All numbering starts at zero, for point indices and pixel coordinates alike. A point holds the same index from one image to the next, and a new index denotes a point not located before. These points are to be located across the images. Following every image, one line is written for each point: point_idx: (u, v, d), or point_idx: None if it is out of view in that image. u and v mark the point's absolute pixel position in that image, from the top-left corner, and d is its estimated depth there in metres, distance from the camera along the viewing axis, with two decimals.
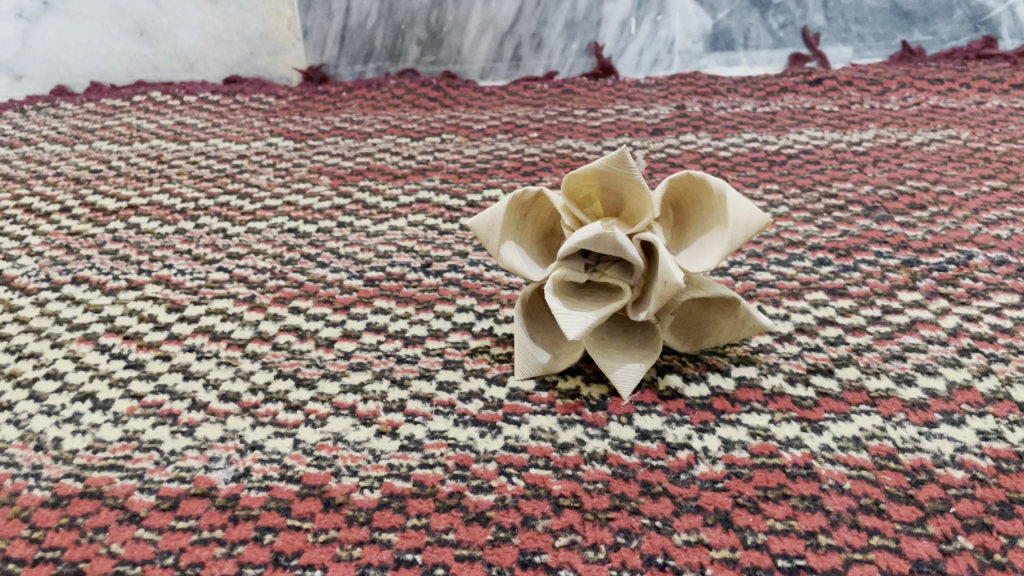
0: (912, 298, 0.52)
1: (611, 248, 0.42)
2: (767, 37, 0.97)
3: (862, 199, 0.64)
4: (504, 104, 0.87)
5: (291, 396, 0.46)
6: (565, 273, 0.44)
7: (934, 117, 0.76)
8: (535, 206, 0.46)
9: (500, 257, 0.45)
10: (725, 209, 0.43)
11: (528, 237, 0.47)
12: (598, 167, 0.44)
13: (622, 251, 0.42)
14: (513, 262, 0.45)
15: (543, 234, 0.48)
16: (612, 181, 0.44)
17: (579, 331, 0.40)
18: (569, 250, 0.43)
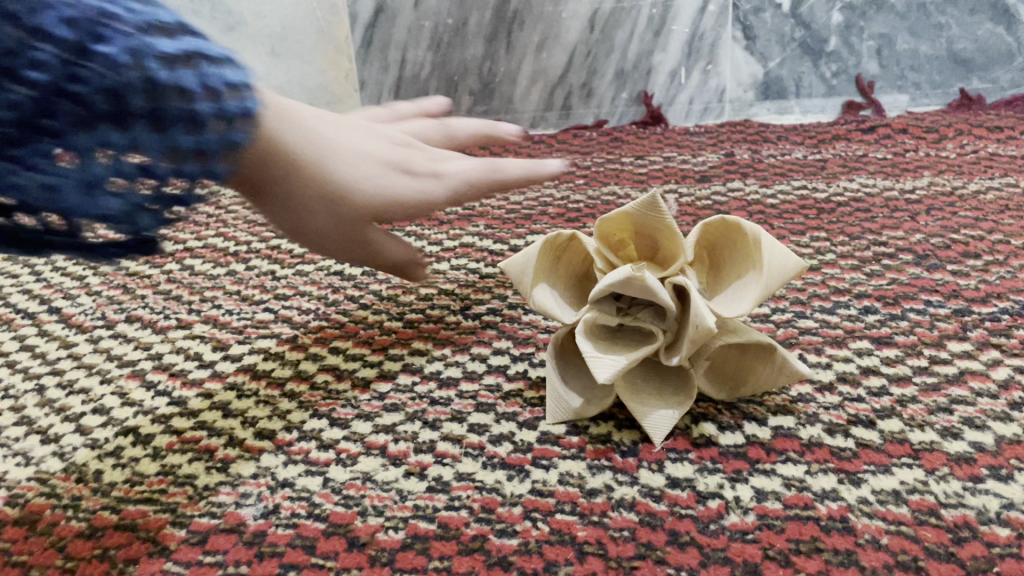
0: (963, 349, 0.50)
1: (642, 291, 0.42)
2: (820, 86, 0.98)
3: (914, 247, 0.62)
4: (552, 152, 0.88)
5: (324, 435, 0.47)
6: (597, 315, 0.44)
7: (991, 165, 0.74)
8: (569, 249, 0.47)
9: (533, 299, 0.45)
10: (760, 253, 0.42)
11: (562, 280, 0.47)
12: (630, 210, 0.44)
13: (653, 295, 0.42)
14: (545, 304, 0.45)
15: (575, 277, 0.48)
16: (645, 223, 0.44)
17: (610, 374, 0.40)
18: (600, 294, 0.43)
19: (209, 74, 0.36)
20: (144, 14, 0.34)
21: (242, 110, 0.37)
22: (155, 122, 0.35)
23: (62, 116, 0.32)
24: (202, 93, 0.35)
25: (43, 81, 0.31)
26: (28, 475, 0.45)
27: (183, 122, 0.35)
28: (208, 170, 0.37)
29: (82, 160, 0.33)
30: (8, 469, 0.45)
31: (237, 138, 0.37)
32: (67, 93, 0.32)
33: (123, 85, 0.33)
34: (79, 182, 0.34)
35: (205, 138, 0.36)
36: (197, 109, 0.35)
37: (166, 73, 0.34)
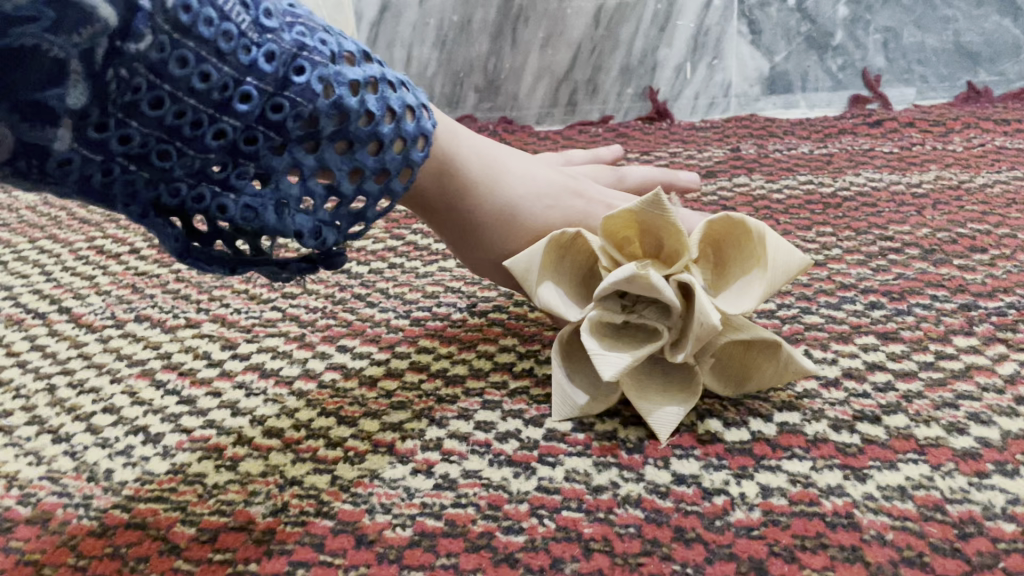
0: (968, 343, 0.50)
1: (648, 289, 0.42)
2: (826, 79, 0.96)
3: (920, 242, 0.62)
4: (558, 148, 0.88)
5: (332, 433, 0.47)
6: (602, 313, 0.44)
7: (998, 158, 0.74)
8: (574, 247, 0.47)
9: (538, 297, 0.45)
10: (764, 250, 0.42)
11: (566, 278, 0.47)
12: (636, 208, 0.44)
13: (659, 293, 0.42)
14: (550, 303, 0.45)
15: (580, 277, 0.48)
16: (650, 220, 0.44)
17: (616, 372, 0.40)
18: (605, 292, 0.43)
19: (388, 97, 0.43)
20: (334, 48, 0.41)
21: (417, 130, 0.44)
22: (340, 143, 0.42)
23: (262, 141, 0.40)
24: (381, 116, 0.43)
25: (248, 112, 0.39)
26: (39, 474, 0.45)
27: (366, 142, 0.42)
28: (388, 187, 0.44)
29: (279, 181, 0.41)
30: (20, 469, 0.46)
31: (415, 157, 0.44)
32: (266, 121, 0.39)
33: (316, 111, 0.40)
34: (274, 200, 0.41)
35: (385, 156, 0.43)
36: (378, 130, 0.42)
37: (353, 99, 0.41)
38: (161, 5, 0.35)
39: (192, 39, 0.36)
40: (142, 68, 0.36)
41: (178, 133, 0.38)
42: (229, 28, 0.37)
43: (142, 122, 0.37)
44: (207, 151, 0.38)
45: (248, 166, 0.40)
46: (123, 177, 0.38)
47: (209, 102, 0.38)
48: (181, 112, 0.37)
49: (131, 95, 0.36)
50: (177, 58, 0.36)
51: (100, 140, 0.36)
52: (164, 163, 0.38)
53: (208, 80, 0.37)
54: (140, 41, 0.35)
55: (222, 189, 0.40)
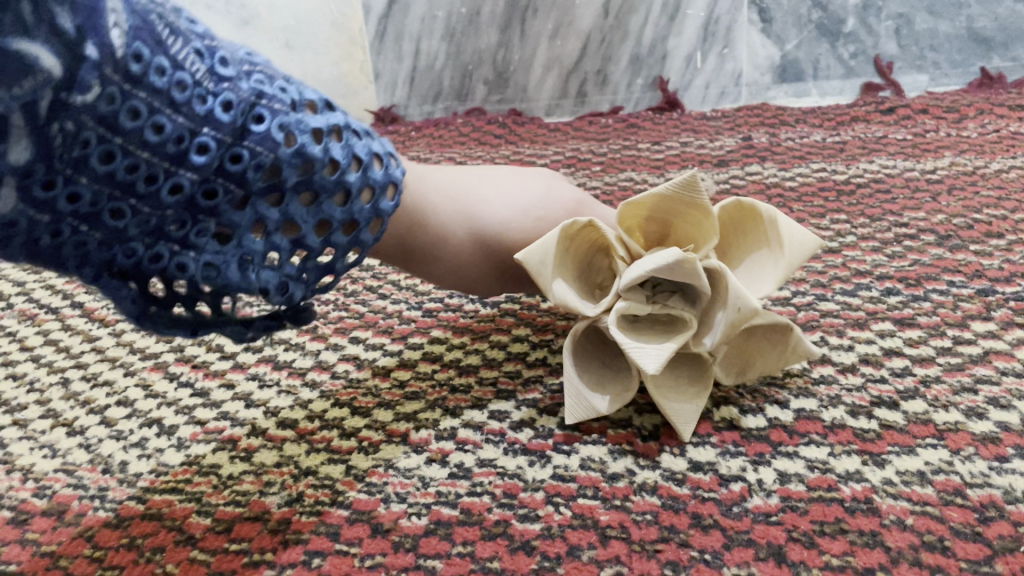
0: (987, 328, 0.50)
1: (683, 275, 0.42)
2: (838, 68, 0.92)
3: (936, 228, 0.61)
4: (568, 139, 0.87)
5: (346, 423, 0.47)
6: (630, 306, 0.43)
7: (1013, 144, 0.73)
8: (580, 237, 0.46)
9: (553, 292, 0.44)
10: (778, 233, 0.42)
11: (570, 270, 0.46)
12: (659, 193, 0.43)
13: (693, 279, 0.42)
14: (564, 297, 0.44)
15: (581, 267, 0.47)
16: (666, 205, 0.44)
17: (658, 364, 0.39)
18: (632, 283, 0.42)
19: (354, 145, 0.39)
20: (295, 96, 0.38)
21: (385, 178, 0.41)
22: (306, 194, 0.38)
23: (222, 195, 0.36)
24: (348, 164, 0.38)
25: (206, 164, 0.35)
26: (54, 466, 0.45)
27: (333, 194, 0.38)
28: (357, 239, 0.40)
29: (240, 237, 0.36)
30: (35, 461, 0.46)
31: (383, 207, 0.40)
32: (224, 172, 0.35)
33: (277, 159, 0.36)
34: (237, 256, 0.36)
35: (353, 207, 0.39)
36: (345, 179, 0.38)
37: (317, 147, 0.37)
38: (111, 54, 0.32)
39: (144, 90, 0.33)
40: (91, 120, 0.32)
41: (133, 189, 0.34)
42: (183, 78, 0.34)
43: (92, 178, 0.33)
44: (165, 207, 0.34)
45: (209, 223, 0.36)
46: (73, 237, 0.34)
47: (164, 155, 0.34)
48: (134, 167, 0.33)
49: (79, 149, 0.32)
50: (128, 110, 0.32)
51: (45, 199, 0.33)
52: (118, 222, 0.34)
53: (161, 132, 0.33)
54: (86, 92, 0.31)
55: (181, 248, 0.35)
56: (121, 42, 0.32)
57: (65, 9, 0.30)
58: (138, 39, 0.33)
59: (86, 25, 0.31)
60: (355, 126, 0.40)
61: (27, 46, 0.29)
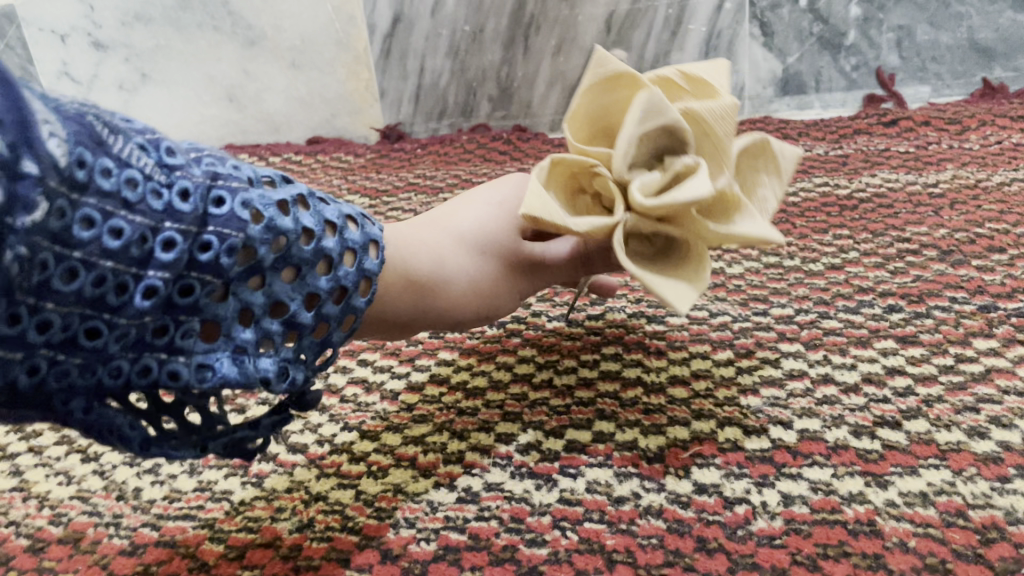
0: (988, 345, 0.50)
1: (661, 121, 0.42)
2: (840, 79, 0.90)
3: (938, 243, 0.62)
4: None
5: (355, 448, 0.48)
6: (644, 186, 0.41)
7: (1016, 156, 0.73)
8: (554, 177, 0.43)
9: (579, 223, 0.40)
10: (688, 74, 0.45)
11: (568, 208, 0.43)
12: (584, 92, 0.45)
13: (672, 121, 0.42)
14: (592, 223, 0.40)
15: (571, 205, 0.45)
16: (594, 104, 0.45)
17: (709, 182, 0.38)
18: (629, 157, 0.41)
19: (322, 211, 0.38)
20: (249, 174, 0.36)
21: (364, 237, 0.39)
22: (287, 271, 0.36)
23: (200, 289, 0.33)
24: (321, 231, 0.37)
25: (177, 260, 0.32)
26: (69, 494, 0.46)
27: (314, 263, 0.36)
28: (349, 306, 0.38)
29: (228, 329, 0.34)
30: (51, 489, 0.47)
31: (369, 266, 0.39)
32: (197, 266, 0.32)
33: (249, 239, 0.34)
34: (230, 350, 0.33)
35: (337, 273, 0.37)
36: (322, 247, 0.37)
37: (287, 219, 0.35)
38: (54, 164, 0.28)
39: (93, 195, 0.30)
40: (44, 240, 0.28)
41: (102, 302, 0.30)
42: (132, 175, 0.31)
43: (58, 301, 0.29)
44: (143, 313, 0.31)
45: (193, 322, 0.33)
46: (54, 370, 0.30)
47: (130, 261, 0.30)
48: (100, 279, 0.30)
49: (39, 272, 0.28)
50: (81, 219, 0.29)
51: (13, 335, 0.29)
52: (95, 341, 0.30)
53: (122, 236, 0.30)
54: (33, 211, 0.28)
55: (169, 354, 0.32)
56: (62, 150, 0.29)
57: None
58: (78, 143, 0.29)
59: (20, 140, 0.27)
60: (318, 194, 0.39)
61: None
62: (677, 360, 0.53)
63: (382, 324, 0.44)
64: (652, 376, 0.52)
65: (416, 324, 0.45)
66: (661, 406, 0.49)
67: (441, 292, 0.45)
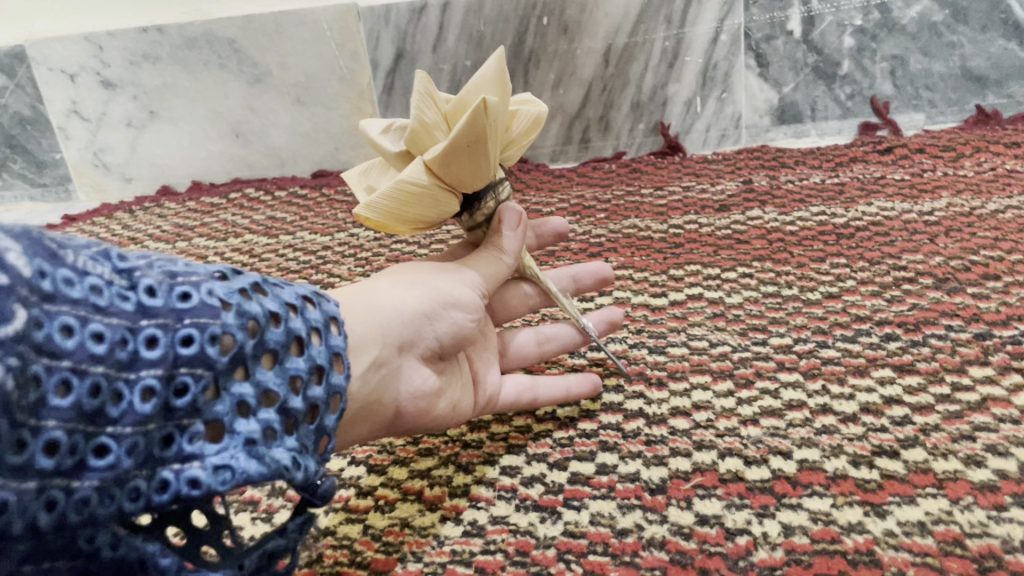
0: (984, 374, 0.51)
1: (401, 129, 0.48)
2: (835, 108, 0.91)
3: (933, 271, 0.63)
4: (573, 186, 0.89)
5: (362, 482, 0.49)
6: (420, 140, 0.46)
7: (1009, 183, 0.74)
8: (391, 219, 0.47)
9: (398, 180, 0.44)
10: None
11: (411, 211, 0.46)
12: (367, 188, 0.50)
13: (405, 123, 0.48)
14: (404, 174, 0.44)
15: (424, 215, 0.47)
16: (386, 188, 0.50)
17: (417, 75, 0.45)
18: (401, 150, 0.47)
19: (279, 293, 0.37)
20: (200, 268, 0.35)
21: (324, 316, 0.38)
22: (266, 357, 0.34)
23: (193, 386, 0.31)
24: (286, 312, 0.36)
25: (162, 358, 0.30)
26: None
27: (287, 346, 0.35)
28: (331, 384, 0.37)
29: (231, 425, 0.32)
30: None
31: (336, 342, 0.38)
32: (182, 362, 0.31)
33: (224, 328, 0.32)
34: (242, 445, 0.32)
35: (311, 353, 0.36)
36: (291, 328, 0.36)
37: (253, 304, 0.34)
38: (18, 274, 0.26)
39: (62, 303, 0.27)
40: (30, 351, 0.26)
41: (102, 414, 0.28)
42: (95, 281, 0.29)
43: (59, 418, 0.26)
44: (147, 419, 0.29)
45: (197, 425, 0.31)
46: (73, 499, 0.27)
47: (117, 366, 0.28)
48: (95, 387, 0.28)
49: (35, 389, 0.26)
50: (60, 327, 0.27)
51: (21, 465, 0.26)
52: (107, 457, 0.28)
53: (103, 340, 0.28)
54: (12, 321, 0.25)
55: (182, 462, 0.31)
56: (24, 262, 0.26)
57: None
58: (35, 254, 0.27)
59: None
60: (271, 279, 0.38)
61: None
62: (677, 392, 0.54)
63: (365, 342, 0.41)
64: (654, 409, 0.52)
65: (393, 329, 0.42)
66: (664, 437, 0.50)
67: (390, 298, 0.44)
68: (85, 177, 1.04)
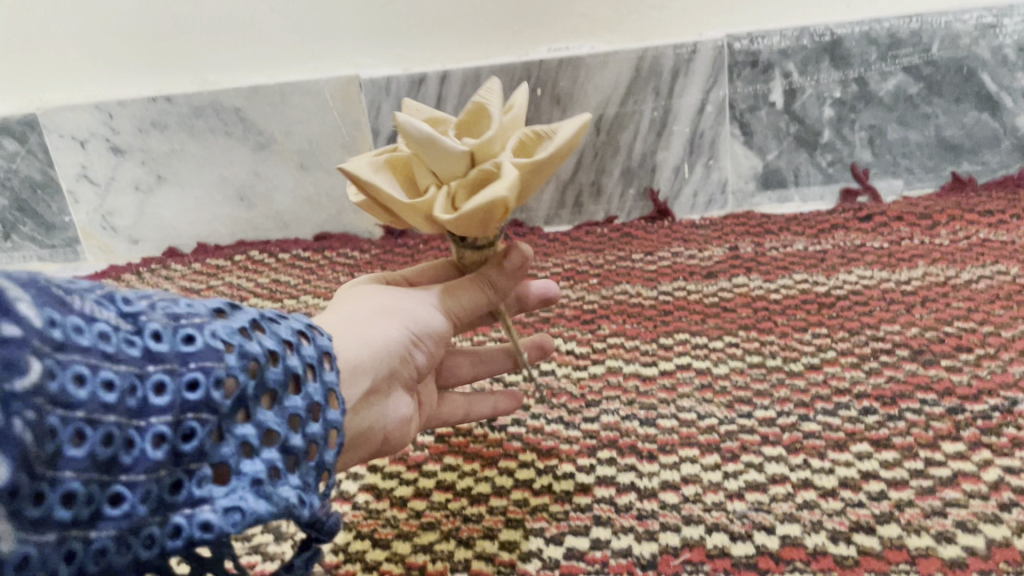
0: (956, 449, 0.54)
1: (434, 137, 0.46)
2: (818, 174, 0.95)
3: (909, 341, 0.66)
4: (566, 250, 0.93)
5: (367, 556, 0.51)
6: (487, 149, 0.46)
7: (983, 252, 0.78)
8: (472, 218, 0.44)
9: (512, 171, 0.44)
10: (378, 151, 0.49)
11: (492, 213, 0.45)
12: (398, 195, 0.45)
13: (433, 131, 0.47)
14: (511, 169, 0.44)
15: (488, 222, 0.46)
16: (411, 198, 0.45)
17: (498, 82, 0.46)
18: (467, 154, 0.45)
19: (274, 332, 0.39)
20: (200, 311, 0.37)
21: (318, 351, 0.41)
22: (265, 397, 0.37)
23: (200, 429, 0.33)
24: (282, 351, 0.39)
25: (169, 404, 0.32)
26: None
27: (285, 384, 0.38)
28: (328, 420, 0.40)
29: (236, 466, 0.34)
30: None
31: (329, 379, 0.41)
32: (188, 405, 0.33)
33: (227, 371, 0.35)
34: (248, 484, 0.33)
35: (307, 391, 0.39)
36: (289, 366, 0.38)
37: (253, 345, 0.37)
38: (32, 326, 0.28)
39: (74, 351, 0.29)
40: (45, 403, 0.27)
41: (116, 463, 0.30)
42: (102, 327, 0.31)
43: (75, 468, 0.28)
44: (158, 465, 0.31)
45: (204, 468, 0.33)
46: (90, 549, 0.29)
47: (127, 413, 0.30)
48: (108, 436, 0.29)
49: (52, 440, 0.27)
50: (74, 377, 0.29)
51: (41, 517, 0.27)
52: (121, 505, 0.30)
53: (114, 387, 0.30)
54: (27, 373, 0.27)
55: (193, 507, 0.32)
56: (34, 312, 0.28)
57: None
58: (45, 304, 0.29)
59: None
60: (267, 316, 0.40)
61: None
62: (667, 465, 0.56)
63: (359, 373, 0.44)
64: (645, 481, 0.55)
65: (381, 364, 0.46)
66: (654, 511, 0.52)
67: (374, 331, 0.47)
68: (93, 238, 1.07)
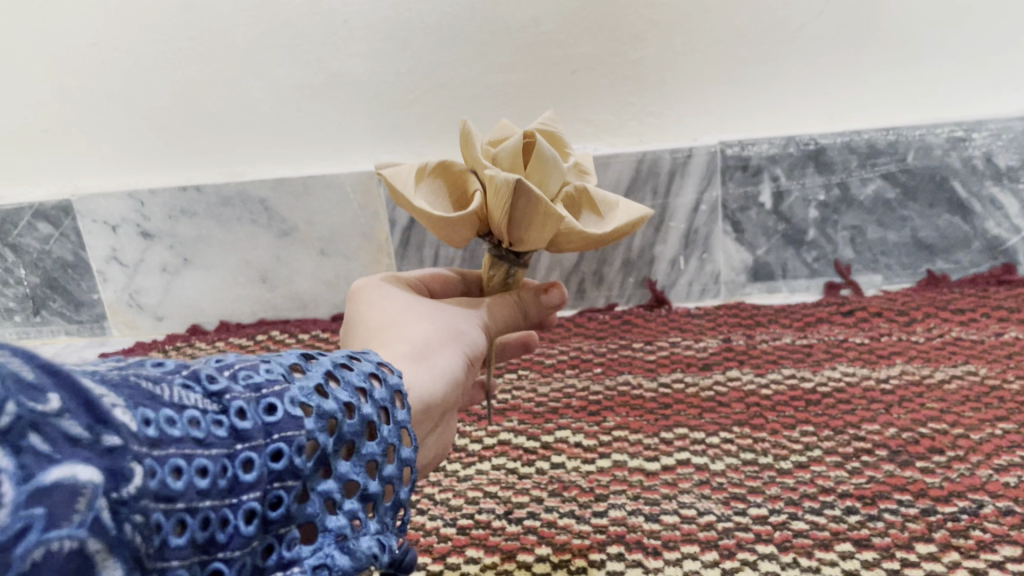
0: (929, 550, 0.60)
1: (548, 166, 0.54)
2: (804, 269, 1.03)
3: (888, 441, 0.73)
4: (570, 336, 1.00)
5: None
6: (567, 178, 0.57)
7: (954, 351, 0.85)
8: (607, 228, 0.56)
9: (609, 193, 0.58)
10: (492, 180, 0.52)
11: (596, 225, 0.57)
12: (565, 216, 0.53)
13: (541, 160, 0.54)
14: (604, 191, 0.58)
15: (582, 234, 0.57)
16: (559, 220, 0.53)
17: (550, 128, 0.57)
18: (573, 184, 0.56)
19: (348, 379, 0.40)
20: (279, 370, 0.37)
21: (389, 392, 0.42)
22: (344, 449, 0.38)
23: (287, 497, 0.34)
24: (356, 401, 0.39)
25: (257, 480, 0.32)
26: None
27: (361, 433, 0.39)
28: (400, 459, 0.41)
29: (323, 521, 0.35)
30: None
31: (401, 418, 0.42)
32: (275, 474, 0.33)
33: (310, 433, 0.35)
34: (334, 537, 0.35)
35: (381, 435, 0.40)
36: (363, 415, 0.39)
37: (329, 402, 0.37)
38: (130, 432, 0.27)
39: (171, 445, 0.29)
40: (150, 501, 0.27)
41: (213, 543, 0.30)
42: (191, 414, 0.31)
43: (180, 554, 0.29)
44: (251, 539, 0.32)
45: (292, 531, 0.34)
46: None
47: (220, 494, 0.31)
48: (205, 520, 0.30)
49: (158, 534, 0.28)
50: (171, 470, 0.29)
51: None
52: None
53: (207, 473, 0.30)
54: (130, 480, 0.27)
55: (284, 570, 0.33)
56: (129, 417, 0.28)
57: (69, 413, 0.25)
58: (137, 403, 0.29)
59: (93, 419, 0.26)
60: (337, 362, 0.41)
61: (58, 467, 0.24)
62: (671, 561, 0.62)
63: (437, 403, 0.48)
64: None
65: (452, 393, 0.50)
66: None
67: (443, 361, 0.50)
68: (120, 315, 1.13)
